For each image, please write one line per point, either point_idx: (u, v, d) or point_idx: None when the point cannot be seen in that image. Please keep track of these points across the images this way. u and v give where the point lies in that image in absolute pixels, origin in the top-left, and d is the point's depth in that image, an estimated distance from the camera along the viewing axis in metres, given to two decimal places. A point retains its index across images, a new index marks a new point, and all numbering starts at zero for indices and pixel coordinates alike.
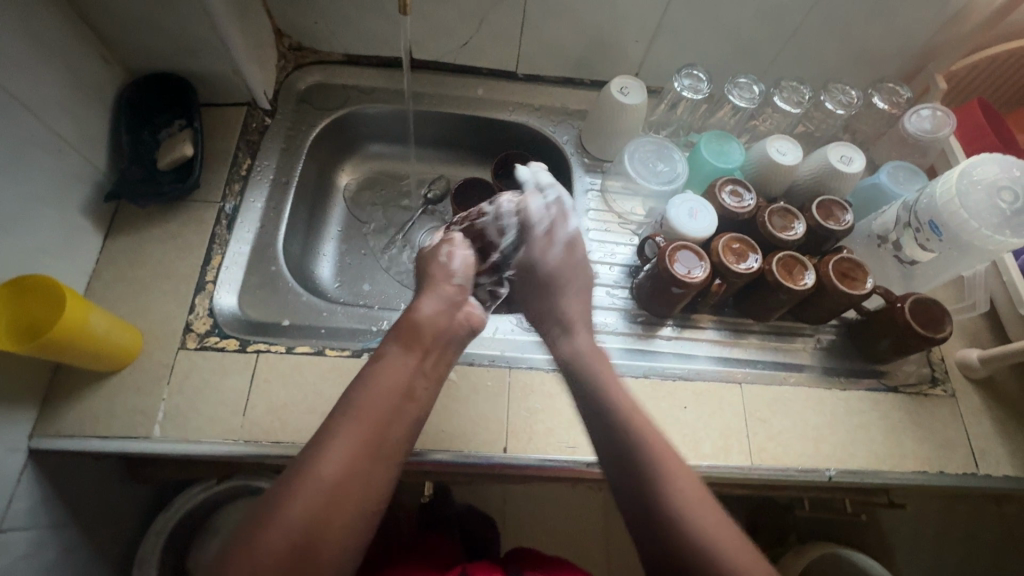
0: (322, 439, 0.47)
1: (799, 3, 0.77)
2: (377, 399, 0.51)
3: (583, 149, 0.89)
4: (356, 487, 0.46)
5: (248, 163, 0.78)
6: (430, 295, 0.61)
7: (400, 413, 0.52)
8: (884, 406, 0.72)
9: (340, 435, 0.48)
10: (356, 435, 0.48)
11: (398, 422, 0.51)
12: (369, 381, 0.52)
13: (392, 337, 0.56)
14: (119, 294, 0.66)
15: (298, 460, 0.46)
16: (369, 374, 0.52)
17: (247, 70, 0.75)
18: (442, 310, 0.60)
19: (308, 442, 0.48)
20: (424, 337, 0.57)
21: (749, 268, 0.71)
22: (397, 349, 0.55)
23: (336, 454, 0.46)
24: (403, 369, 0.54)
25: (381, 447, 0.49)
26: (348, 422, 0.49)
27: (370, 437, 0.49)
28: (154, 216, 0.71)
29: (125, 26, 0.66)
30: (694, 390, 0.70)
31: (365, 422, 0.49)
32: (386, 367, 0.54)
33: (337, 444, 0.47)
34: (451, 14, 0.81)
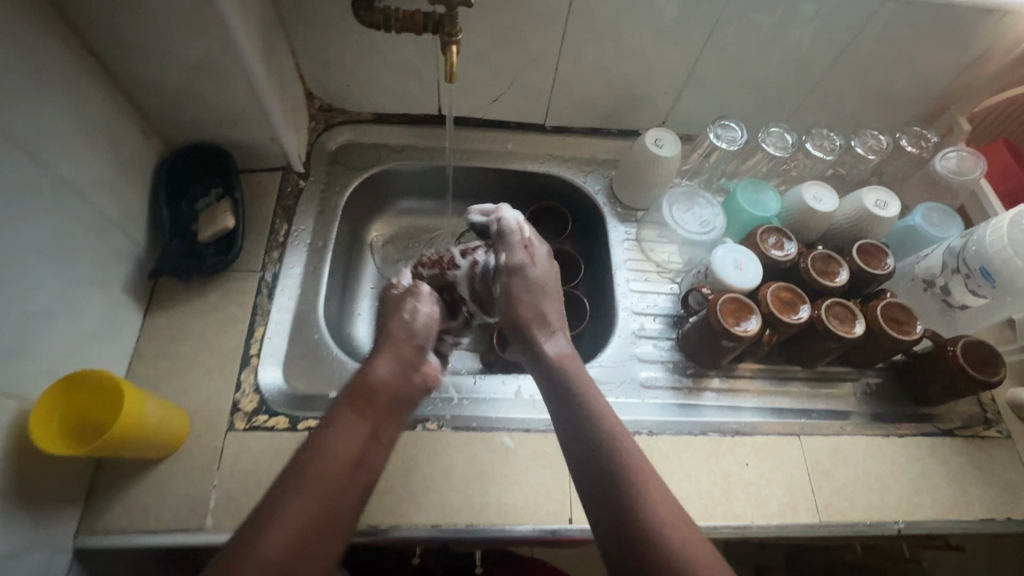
0: (270, 509, 0.46)
1: (825, 54, 0.79)
2: (325, 467, 0.50)
3: (615, 199, 0.89)
4: (304, 559, 0.45)
5: (286, 229, 0.77)
6: (383, 357, 0.61)
7: (350, 481, 0.51)
8: (942, 451, 0.71)
9: (287, 506, 0.46)
10: (303, 504, 0.47)
11: (345, 490, 0.50)
12: (317, 448, 0.52)
13: (342, 403, 0.56)
14: (162, 374, 0.64)
15: (246, 532, 0.45)
16: (318, 441, 0.52)
17: (284, 136, 0.75)
18: (398, 375, 0.60)
19: (253, 515, 0.47)
20: (380, 401, 0.57)
21: (801, 318, 0.70)
22: (349, 414, 0.55)
23: (283, 526, 0.45)
24: (353, 437, 0.53)
25: (331, 515, 0.48)
26: (294, 492, 0.48)
27: (318, 508, 0.47)
28: (195, 289, 0.69)
29: (167, 101, 0.65)
30: (754, 446, 0.69)
31: (310, 492, 0.48)
32: (334, 433, 0.53)
33: (284, 515, 0.46)
34: (484, 74, 0.82)
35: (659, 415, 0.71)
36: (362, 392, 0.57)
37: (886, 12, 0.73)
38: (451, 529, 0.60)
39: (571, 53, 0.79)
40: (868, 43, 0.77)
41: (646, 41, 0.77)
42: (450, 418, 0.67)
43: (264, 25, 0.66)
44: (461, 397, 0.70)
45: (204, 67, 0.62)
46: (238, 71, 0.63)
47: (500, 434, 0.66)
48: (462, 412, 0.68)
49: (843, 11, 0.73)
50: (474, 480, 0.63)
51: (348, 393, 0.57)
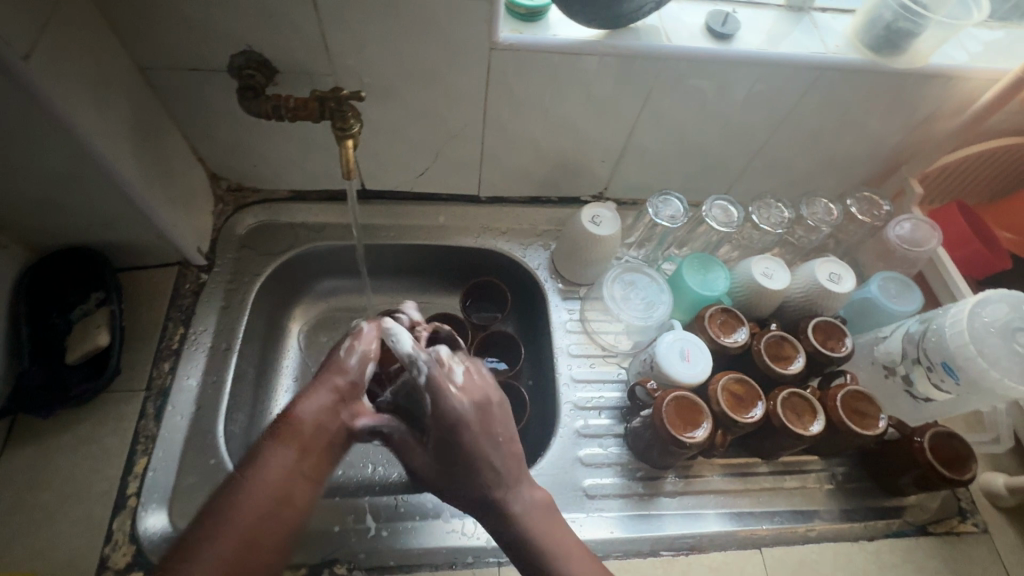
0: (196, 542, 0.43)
1: (766, 121, 0.74)
2: (261, 502, 0.46)
3: (558, 273, 0.83)
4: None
5: (181, 333, 0.68)
6: (322, 389, 0.53)
7: (282, 518, 0.46)
8: (915, 554, 0.65)
9: (207, 549, 0.42)
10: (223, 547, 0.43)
11: (270, 530, 0.46)
12: (250, 478, 0.47)
13: (284, 430, 0.51)
14: (15, 529, 0.55)
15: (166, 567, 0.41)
16: (258, 470, 0.48)
17: (174, 232, 0.67)
18: (343, 410, 0.53)
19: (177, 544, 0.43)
20: (316, 441, 0.51)
21: (755, 417, 0.64)
22: (284, 446, 0.50)
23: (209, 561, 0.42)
24: (287, 470, 0.49)
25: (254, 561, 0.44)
26: (219, 536, 0.43)
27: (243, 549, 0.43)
28: (66, 420, 0.60)
29: (22, 208, 0.57)
30: (707, 566, 0.63)
31: (235, 537, 0.44)
32: (268, 463, 0.49)
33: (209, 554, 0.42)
34: (405, 150, 0.75)
35: (606, 533, 0.64)
36: (309, 426, 0.51)
37: (824, 81, 0.68)
38: None
39: (496, 127, 0.73)
40: (809, 110, 0.72)
41: (575, 112, 0.71)
42: (365, 557, 0.59)
43: (137, 117, 0.59)
44: (381, 527, 0.60)
45: (59, 173, 0.54)
46: (101, 174, 0.55)
47: (421, 575, 0.59)
48: (379, 547, 0.59)
49: (779, 80, 0.68)
50: None
51: (280, 420, 0.52)
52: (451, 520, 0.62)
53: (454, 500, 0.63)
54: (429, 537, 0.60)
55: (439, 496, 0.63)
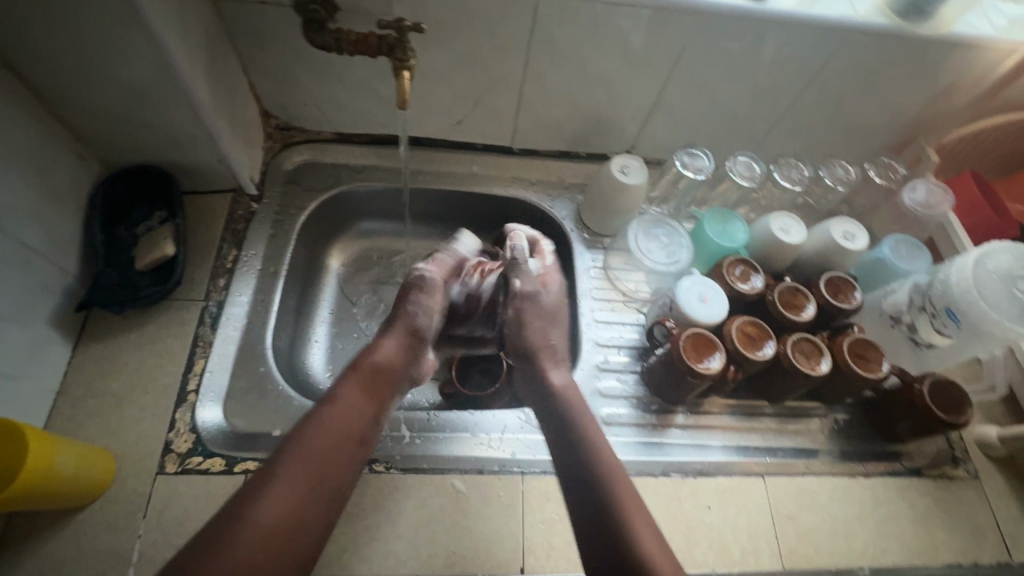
0: (270, 479, 0.46)
1: (793, 84, 0.78)
2: (331, 437, 0.50)
3: (583, 224, 0.87)
4: (300, 528, 0.46)
5: (234, 255, 0.74)
6: (393, 331, 0.62)
7: (346, 451, 0.51)
8: (908, 492, 0.70)
9: (285, 478, 0.47)
10: (295, 481, 0.47)
11: (344, 451, 0.51)
12: (324, 416, 0.52)
13: (348, 381, 0.55)
14: (89, 412, 0.60)
15: (242, 498, 0.45)
16: (328, 410, 0.52)
17: (233, 159, 0.71)
18: (399, 362, 0.60)
19: (251, 478, 0.47)
20: (385, 381, 0.58)
21: (766, 354, 0.68)
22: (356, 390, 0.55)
23: (284, 491, 0.46)
24: (361, 410, 0.54)
25: (327, 484, 0.49)
26: (296, 457, 0.48)
27: (317, 474, 0.48)
28: (131, 322, 0.66)
29: (103, 122, 0.62)
30: (715, 488, 0.67)
31: (315, 450, 0.49)
32: (343, 403, 0.53)
33: (281, 491, 0.46)
34: (447, 97, 0.79)
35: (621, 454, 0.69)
36: (370, 372, 0.57)
37: (850, 44, 0.72)
38: None
39: (535, 77, 0.77)
40: (834, 75, 0.76)
41: (611, 66, 0.75)
42: (400, 459, 0.63)
43: (209, 44, 0.63)
44: (414, 436, 0.66)
45: (141, 88, 0.59)
46: (176, 92, 0.60)
47: (452, 477, 0.63)
48: (412, 452, 0.64)
49: (810, 42, 0.71)
50: (421, 527, 0.59)
51: (352, 368, 0.57)
52: (478, 434, 0.67)
53: (480, 418, 0.69)
54: (458, 446, 0.66)
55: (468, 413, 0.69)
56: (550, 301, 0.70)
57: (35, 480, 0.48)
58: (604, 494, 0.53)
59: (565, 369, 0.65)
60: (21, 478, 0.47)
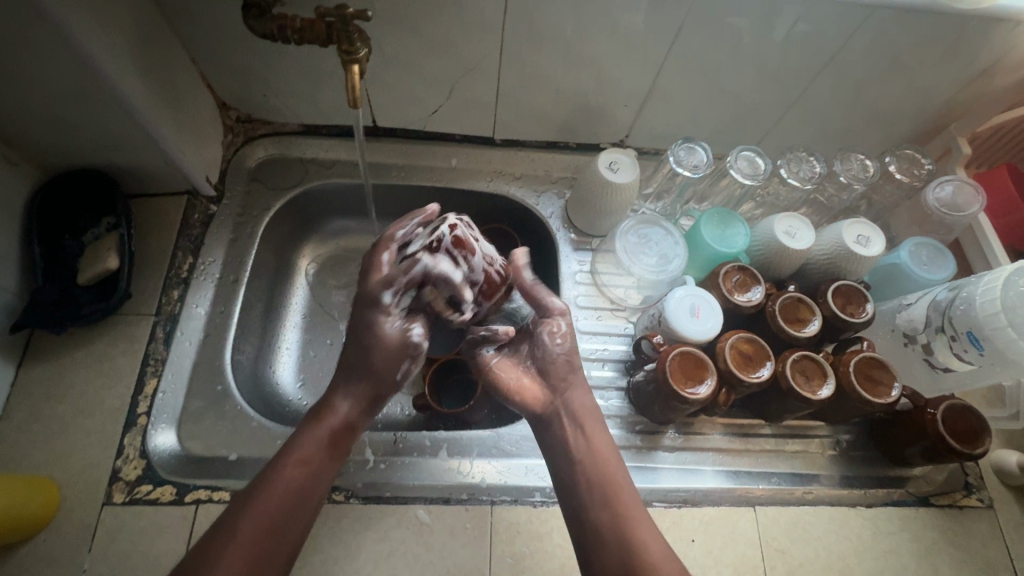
0: (216, 552, 0.42)
1: (806, 67, 0.68)
2: (281, 505, 0.45)
3: (570, 223, 0.81)
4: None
5: (190, 263, 0.69)
6: (354, 386, 0.51)
7: (301, 514, 0.45)
8: (914, 523, 0.64)
9: (233, 549, 0.42)
10: (242, 556, 0.42)
11: (295, 514, 0.45)
12: (272, 473, 0.46)
13: (307, 434, 0.49)
14: (32, 437, 0.57)
15: (187, 570, 0.41)
16: (280, 471, 0.46)
17: (181, 158, 0.66)
18: (365, 408, 0.52)
19: (200, 544, 0.42)
20: (341, 429, 0.50)
21: (761, 377, 0.62)
22: (308, 437, 0.49)
23: (226, 572, 0.41)
24: (312, 460, 0.47)
25: (276, 559, 0.43)
26: (244, 526, 0.43)
27: (266, 548, 0.43)
28: (78, 339, 0.62)
29: (31, 125, 0.57)
30: (701, 519, 0.62)
31: (261, 519, 0.44)
32: (290, 457, 0.47)
33: (221, 572, 0.41)
34: (418, 84, 0.72)
35: None
36: (336, 426, 0.50)
37: (874, 21, 0.62)
38: None
39: (513, 63, 0.69)
40: (853, 57, 0.67)
41: (599, 48, 0.67)
42: (362, 487, 0.60)
43: (144, 34, 0.57)
44: (379, 460, 0.62)
45: (64, 88, 0.54)
46: (105, 92, 0.54)
47: (415, 507, 0.59)
48: (376, 478, 0.61)
49: (826, 19, 0.62)
50: (381, 561, 0.56)
51: (314, 418, 0.50)
52: (447, 458, 0.63)
53: (451, 440, 0.65)
54: (425, 472, 0.62)
55: (438, 435, 0.65)
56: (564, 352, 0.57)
57: None
58: (597, 501, 0.49)
59: (573, 396, 0.56)
60: None
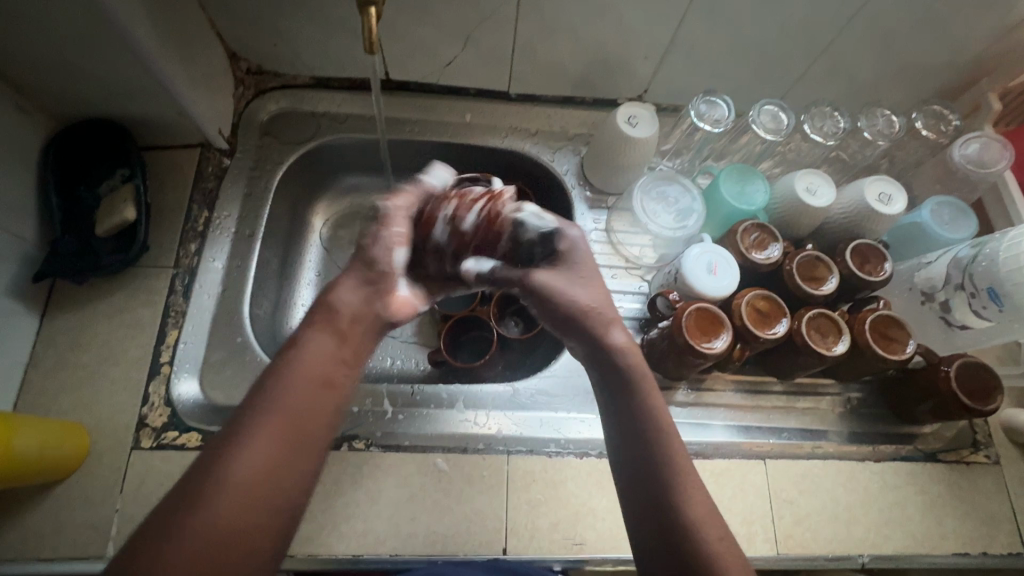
0: (236, 441, 0.36)
1: (834, 17, 0.66)
2: (297, 407, 0.38)
3: (586, 181, 0.80)
4: (262, 526, 0.35)
5: (205, 217, 0.69)
6: (362, 286, 0.45)
7: (320, 414, 0.39)
8: (921, 478, 0.66)
9: (257, 436, 0.37)
10: (266, 447, 0.36)
11: (317, 415, 0.39)
12: (284, 369, 0.40)
13: (319, 328, 0.42)
14: (60, 385, 0.58)
15: (186, 486, 0.35)
16: (292, 369, 0.39)
17: (193, 109, 0.65)
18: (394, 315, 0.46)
19: (205, 452, 0.36)
20: (357, 325, 0.43)
21: (777, 333, 0.62)
22: (321, 333, 0.42)
23: (242, 476, 0.35)
24: (329, 358, 0.41)
25: (296, 467, 0.37)
26: (260, 425, 0.37)
27: (280, 455, 0.37)
28: (98, 290, 0.63)
29: (41, 71, 0.56)
30: (712, 470, 0.63)
31: (280, 419, 0.38)
32: (303, 355, 0.41)
33: (236, 474, 0.35)
34: (433, 34, 0.70)
35: None
36: (344, 324, 0.43)
37: None
38: (373, 559, 0.55)
39: (532, 11, 0.67)
40: (884, 6, 0.64)
41: None
42: (381, 436, 0.61)
43: None
44: (397, 412, 0.64)
45: (75, 32, 0.52)
46: (116, 37, 0.53)
47: (434, 455, 0.61)
48: (395, 429, 0.62)
49: None
50: (401, 505, 0.58)
51: (318, 317, 0.42)
52: (464, 409, 0.65)
53: (468, 393, 0.66)
54: (442, 423, 0.63)
55: (454, 388, 0.66)
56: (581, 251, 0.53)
57: None
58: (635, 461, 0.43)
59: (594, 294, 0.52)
60: None
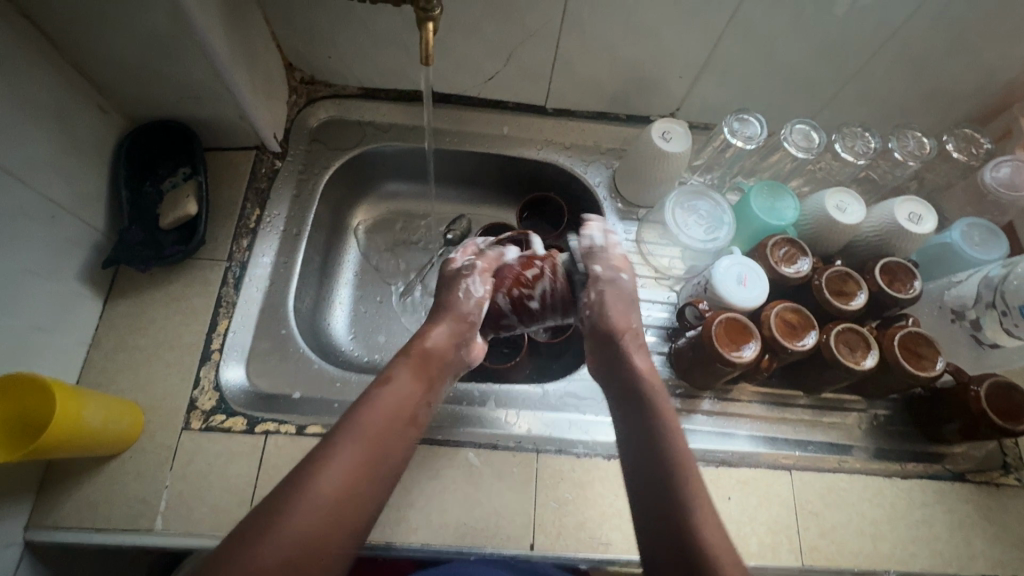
0: (330, 455, 0.46)
1: (867, 41, 0.68)
2: (388, 427, 0.50)
3: (617, 193, 0.82)
4: (344, 516, 0.45)
5: (257, 215, 0.73)
6: (440, 327, 0.59)
7: (399, 440, 0.51)
8: (949, 498, 0.65)
9: (351, 447, 0.47)
10: (353, 462, 0.46)
11: (396, 439, 0.50)
12: (377, 396, 0.51)
13: (405, 369, 0.54)
14: (119, 366, 0.62)
15: (301, 472, 0.45)
16: (390, 396, 0.52)
17: (254, 114, 0.69)
18: (450, 353, 0.58)
19: (312, 453, 0.47)
20: (432, 367, 0.56)
21: (806, 345, 0.63)
22: (404, 370, 0.54)
23: (339, 471, 0.45)
24: (413, 398, 0.53)
25: (376, 474, 0.48)
26: (358, 436, 0.48)
27: (369, 461, 0.47)
28: (157, 279, 0.67)
29: (122, 75, 0.61)
30: (738, 479, 0.64)
31: (372, 435, 0.49)
32: (392, 387, 0.52)
33: (335, 472, 0.45)
34: (478, 50, 0.74)
35: None
36: (428, 369, 0.56)
37: None
38: (405, 547, 0.57)
39: (573, 29, 0.70)
40: (917, 32, 0.66)
41: (660, 17, 0.67)
42: None
43: None
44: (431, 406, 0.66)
45: (157, 40, 0.57)
46: (193, 45, 0.58)
47: (466, 451, 0.63)
48: (428, 423, 0.64)
49: None
50: (432, 496, 0.60)
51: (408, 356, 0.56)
52: (496, 408, 0.67)
53: (497, 392, 0.68)
54: (473, 420, 0.65)
55: (486, 387, 0.68)
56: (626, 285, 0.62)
57: (62, 439, 0.49)
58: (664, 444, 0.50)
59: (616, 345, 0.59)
60: (45, 442, 0.48)
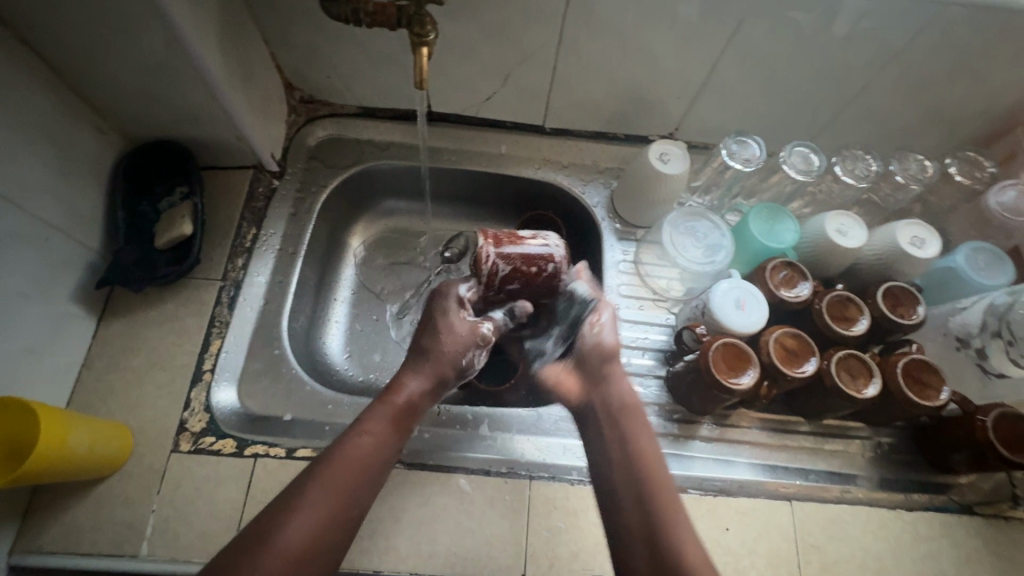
0: (289, 509, 0.44)
1: (867, 64, 0.68)
2: (354, 475, 0.47)
3: (615, 213, 0.82)
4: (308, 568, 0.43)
5: (253, 234, 0.73)
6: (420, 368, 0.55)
7: (367, 486, 0.48)
8: (956, 531, 0.63)
9: (313, 499, 0.45)
10: (316, 516, 0.44)
11: (366, 486, 0.48)
12: (343, 444, 0.49)
13: (379, 408, 0.51)
14: (110, 386, 0.62)
15: (261, 526, 0.43)
16: (359, 440, 0.49)
17: (252, 134, 0.70)
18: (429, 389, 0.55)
19: (274, 503, 0.45)
20: (408, 408, 0.53)
21: (806, 372, 0.62)
22: (377, 411, 0.52)
23: (302, 524, 0.43)
24: (384, 439, 0.50)
25: (342, 526, 0.46)
26: (321, 486, 0.46)
27: (335, 513, 0.45)
28: (151, 299, 0.66)
29: (120, 97, 0.61)
30: (736, 509, 0.62)
31: (337, 484, 0.46)
32: (363, 431, 0.50)
33: (297, 526, 0.43)
34: (476, 71, 0.74)
35: None
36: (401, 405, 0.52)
37: (940, 20, 0.61)
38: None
39: (570, 52, 0.70)
40: (917, 56, 0.66)
41: (656, 40, 0.67)
42: (407, 453, 0.62)
43: (225, 16, 0.61)
44: (423, 430, 0.65)
45: (154, 64, 0.58)
46: (189, 69, 0.58)
47: (458, 476, 0.62)
48: (420, 447, 0.63)
49: (890, 15, 0.61)
50: (422, 523, 0.59)
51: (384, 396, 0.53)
52: (489, 433, 0.65)
53: (492, 416, 0.67)
54: (466, 444, 0.64)
55: (480, 410, 0.67)
56: (609, 341, 0.58)
57: (45, 464, 0.49)
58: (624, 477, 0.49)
59: (610, 389, 0.56)
60: (27, 468, 0.47)
